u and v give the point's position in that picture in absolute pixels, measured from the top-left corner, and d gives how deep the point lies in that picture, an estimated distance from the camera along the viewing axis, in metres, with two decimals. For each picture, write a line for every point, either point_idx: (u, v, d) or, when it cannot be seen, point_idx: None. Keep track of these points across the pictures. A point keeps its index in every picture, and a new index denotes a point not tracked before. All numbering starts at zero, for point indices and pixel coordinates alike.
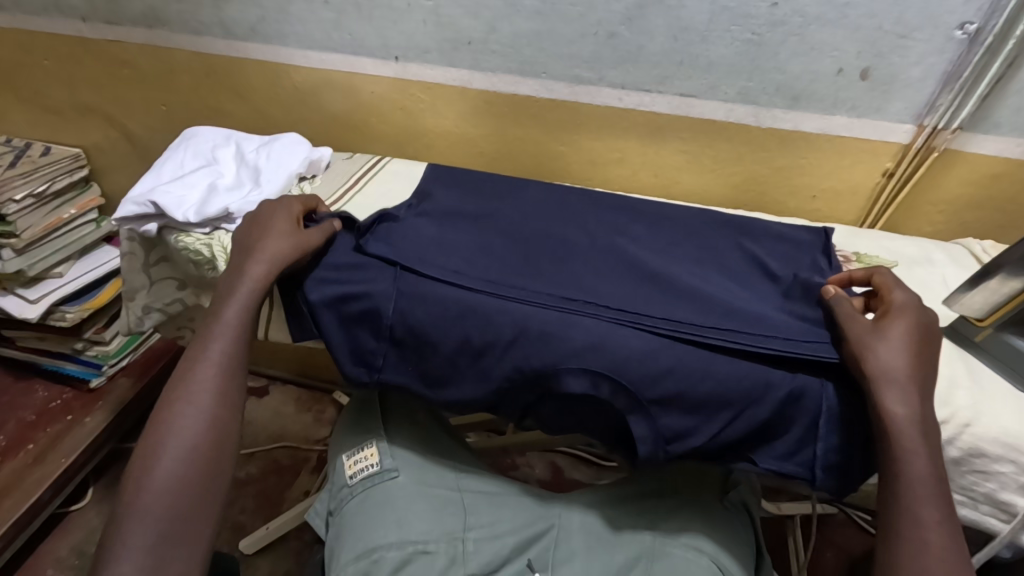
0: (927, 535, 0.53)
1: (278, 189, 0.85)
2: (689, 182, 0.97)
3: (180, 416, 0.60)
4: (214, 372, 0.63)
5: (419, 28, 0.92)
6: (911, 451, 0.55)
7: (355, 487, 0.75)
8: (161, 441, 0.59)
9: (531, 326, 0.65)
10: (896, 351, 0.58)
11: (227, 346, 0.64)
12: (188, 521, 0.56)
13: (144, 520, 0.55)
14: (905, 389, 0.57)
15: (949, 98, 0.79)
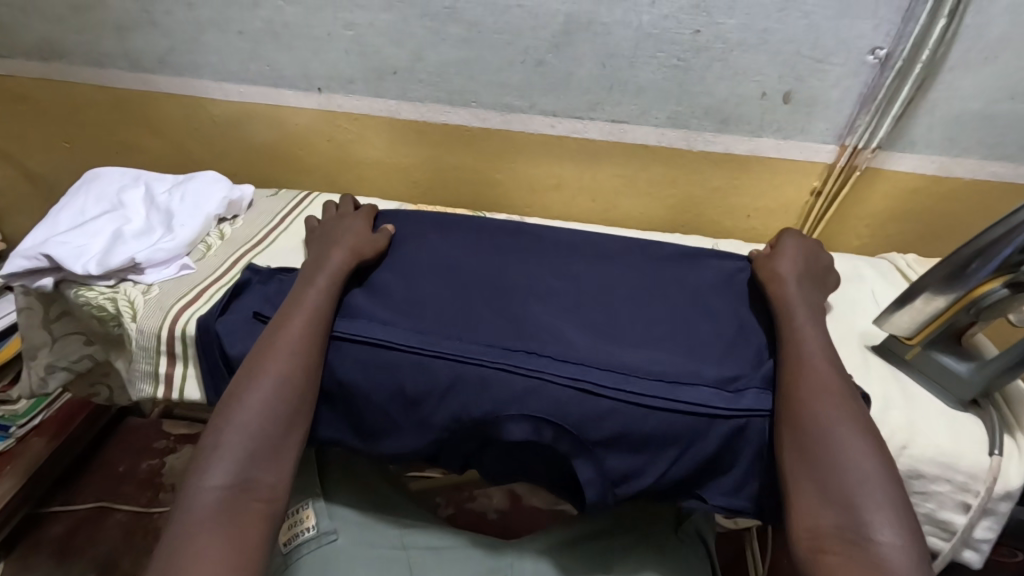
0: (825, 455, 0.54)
1: (194, 233, 0.79)
2: (627, 206, 0.97)
3: (275, 354, 0.62)
4: (306, 323, 0.64)
5: (341, 58, 0.88)
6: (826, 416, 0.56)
7: (290, 556, 0.68)
8: (263, 363, 0.61)
9: (467, 372, 0.63)
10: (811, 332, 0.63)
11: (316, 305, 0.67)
12: (271, 454, 0.58)
13: (237, 439, 0.57)
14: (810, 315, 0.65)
15: (867, 119, 0.82)
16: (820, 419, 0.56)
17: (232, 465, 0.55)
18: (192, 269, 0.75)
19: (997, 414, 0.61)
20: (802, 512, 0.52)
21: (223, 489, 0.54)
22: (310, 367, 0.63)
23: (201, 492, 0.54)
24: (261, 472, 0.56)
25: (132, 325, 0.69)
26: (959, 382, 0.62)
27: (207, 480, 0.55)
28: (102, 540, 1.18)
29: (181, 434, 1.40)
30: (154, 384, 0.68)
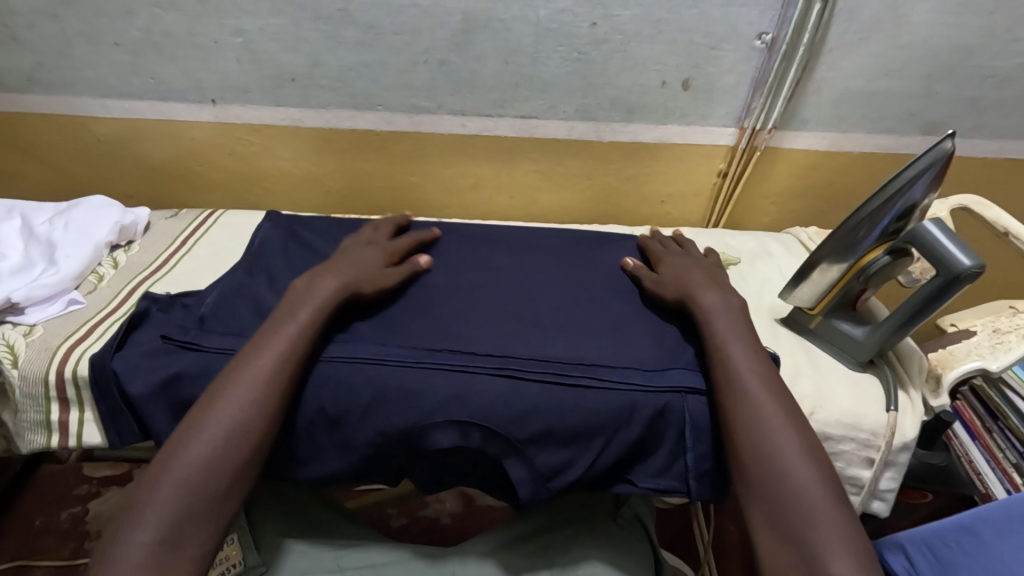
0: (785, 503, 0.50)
1: (81, 264, 0.73)
2: (546, 200, 0.97)
3: (232, 396, 0.54)
4: (275, 361, 0.57)
5: (234, 67, 0.83)
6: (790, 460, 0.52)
7: None
8: (213, 405, 0.54)
9: (388, 385, 0.61)
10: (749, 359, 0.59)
11: (293, 341, 0.59)
12: (207, 507, 0.50)
13: (169, 487, 0.50)
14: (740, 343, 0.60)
15: (762, 101, 0.85)
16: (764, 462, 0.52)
17: (160, 523, 0.48)
18: (82, 304, 0.70)
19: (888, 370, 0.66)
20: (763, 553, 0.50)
21: (151, 547, 0.47)
22: (267, 411, 0.55)
23: (124, 553, 0.46)
24: (195, 531, 0.49)
25: (13, 371, 0.62)
26: (855, 343, 0.66)
27: (132, 538, 0.47)
28: None
29: (105, 477, 1.30)
30: (46, 434, 0.63)
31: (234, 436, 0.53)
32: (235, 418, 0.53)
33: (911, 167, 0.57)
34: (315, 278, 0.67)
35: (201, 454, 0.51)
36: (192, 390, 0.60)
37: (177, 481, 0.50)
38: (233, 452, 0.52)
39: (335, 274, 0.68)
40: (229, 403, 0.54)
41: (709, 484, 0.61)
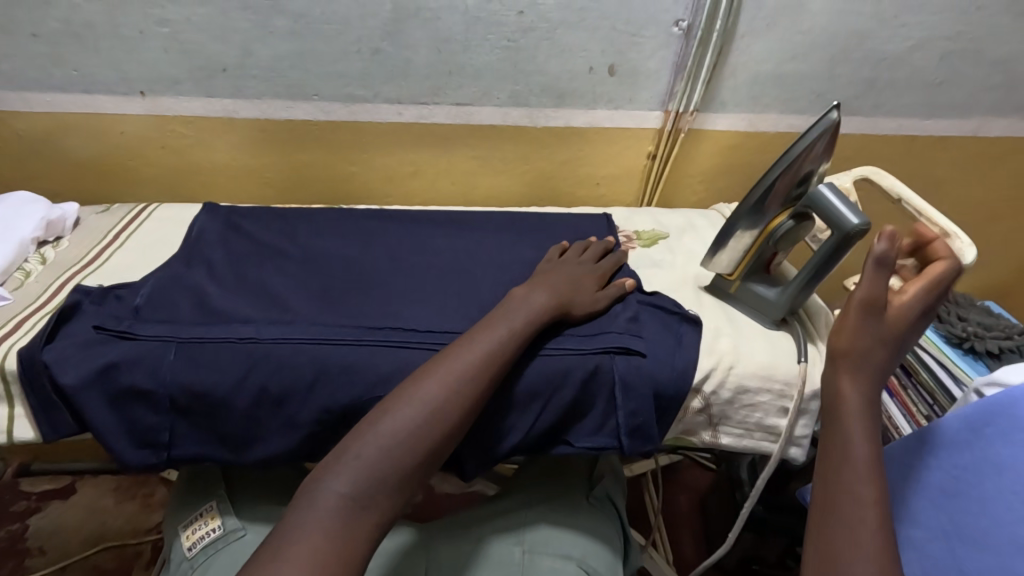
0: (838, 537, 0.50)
1: (4, 261, 0.71)
2: (485, 186, 1.00)
3: (432, 380, 0.55)
4: (482, 354, 0.58)
5: (161, 58, 0.82)
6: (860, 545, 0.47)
7: (193, 560, 0.66)
8: (418, 383, 0.55)
9: (329, 364, 0.63)
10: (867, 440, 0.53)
11: (501, 339, 0.60)
12: (392, 481, 0.50)
13: (367, 454, 0.50)
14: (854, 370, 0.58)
15: (683, 85, 0.91)
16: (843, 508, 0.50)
17: (355, 482, 0.49)
18: (8, 300, 0.69)
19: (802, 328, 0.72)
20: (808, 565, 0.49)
21: (347, 499, 0.48)
22: (462, 397, 0.55)
23: (322, 497, 0.48)
24: (378, 503, 0.49)
25: None
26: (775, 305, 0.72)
27: (329, 485, 0.49)
28: None
29: (45, 491, 1.30)
30: None
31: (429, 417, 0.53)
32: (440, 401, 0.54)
33: (805, 135, 0.63)
34: (532, 288, 0.68)
35: (393, 431, 0.52)
36: (130, 379, 0.60)
37: (378, 446, 0.51)
38: (423, 434, 0.52)
39: (549, 288, 0.69)
40: (426, 387, 0.54)
41: (641, 438, 0.65)
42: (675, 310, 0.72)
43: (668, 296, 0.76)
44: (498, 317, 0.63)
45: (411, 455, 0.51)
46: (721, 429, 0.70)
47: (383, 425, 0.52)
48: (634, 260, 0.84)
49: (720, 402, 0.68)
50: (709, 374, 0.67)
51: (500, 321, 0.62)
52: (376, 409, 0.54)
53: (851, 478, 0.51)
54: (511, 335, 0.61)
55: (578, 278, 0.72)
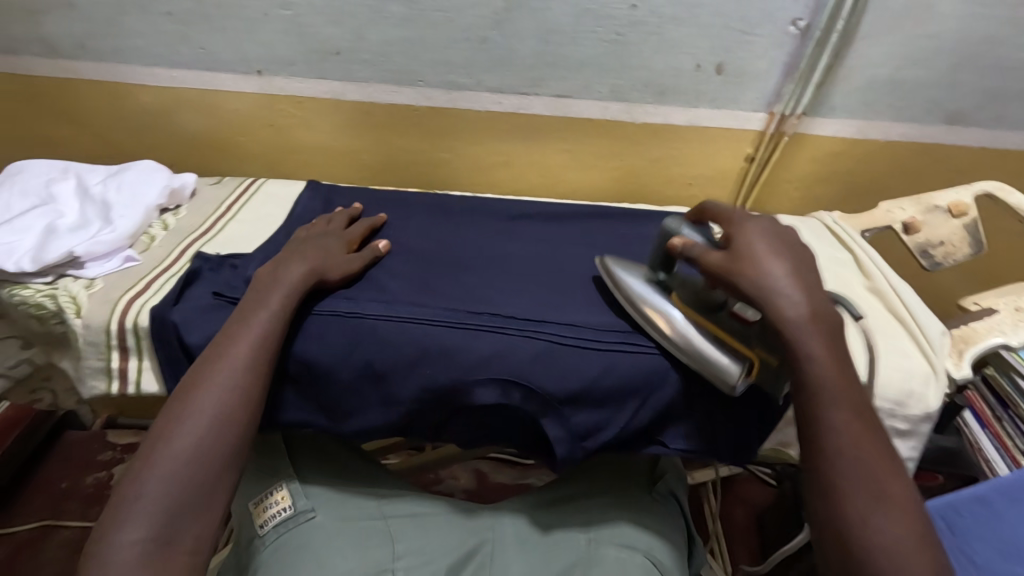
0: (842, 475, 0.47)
1: (135, 224, 0.76)
2: (574, 180, 1.00)
3: (197, 407, 0.54)
4: (240, 363, 0.57)
5: (280, 39, 0.86)
6: (897, 546, 0.44)
7: (266, 537, 0.66)
8: (182, 410, 0.54)
9: (432, 344, 0.64)
10: (848, 403, 0.50)
11: (258, 342, 0.58)
12: (197, 506, 0.50)
13: (157, 487, 0.49)
14: (786, 270, 0.54)
15: (792, 87, 0.88)
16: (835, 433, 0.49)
17: (157, 517, 0.48)
18: (137, 261, 0.73)
19: (749, 365, 0.59)
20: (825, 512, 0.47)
21: (145, 541, 0.47)
22: (230, 421, 0.54)
23: (116, 548, 0.46)
24: (187, 529, 0.49)
25: (77, 320, 0.66)
26: (716, 347, 0.60)
27: (122, 533, 0.47)
28: (51, 558, 1.20)
29: (128, 445, 1.43)
30: (107, 381, 0.66)
31: (217, 434, 0.53)
32: (232, 406, 0.55)
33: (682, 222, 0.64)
34: (281, 265, 0.66)
35: (184, 455, 0.51)
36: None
37: (165, 477, 0.50)
38: (206, 460, 0.52)
39: (302, 259, 0.67)
40: (200, 408, 0.54)
41: (732, 441, 0.65)
42: None
43: None
44: (259, 299, 0.62)
45: (198, 481, 0.51)
46: None
47: (163, 456, 0.51)
48: None
49: None
50: None
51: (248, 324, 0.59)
52: (150, 442, 0.52)
53: (846, 468, 0.47)
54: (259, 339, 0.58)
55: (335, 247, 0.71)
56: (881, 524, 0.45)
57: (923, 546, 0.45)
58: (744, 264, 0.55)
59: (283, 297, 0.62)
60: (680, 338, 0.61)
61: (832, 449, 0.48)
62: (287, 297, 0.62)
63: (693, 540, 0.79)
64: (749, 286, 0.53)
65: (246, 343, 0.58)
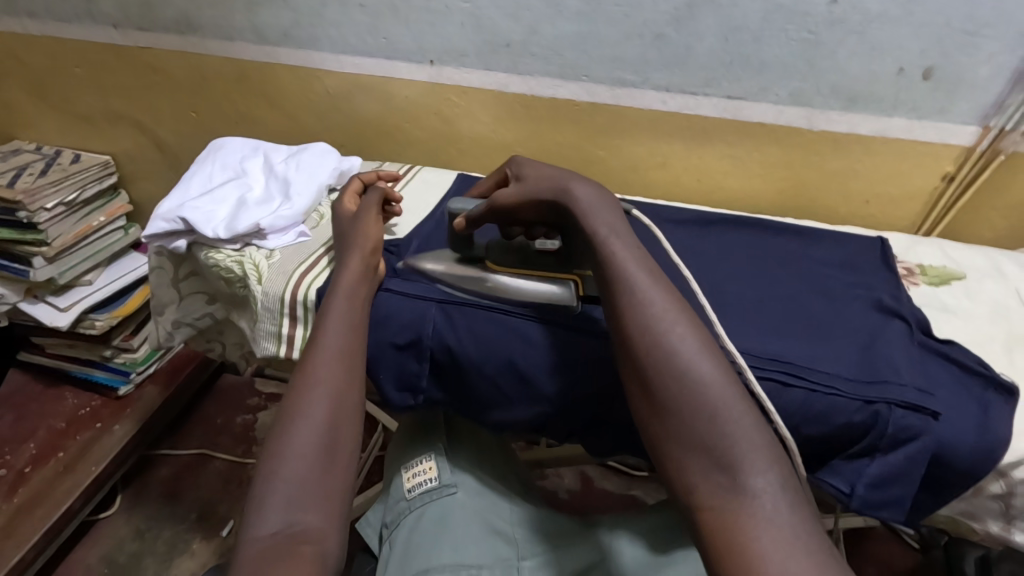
0: (667, 341, 0.49)
1: (309, 202, 0.83)
2: (733, 188, 0.93)
3: (308, 404, 0.56)
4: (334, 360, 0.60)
5: (457, 31, 0.90)
6: (715, 385, 0.47)
7: (412, 502, 0.69)
8: (293, 412, 0.56)
9: (577, 353, 0.63)
10: (632, 264, 0.54)
11: (341, 337, 0.62)
12: (314, 496, 0.51)
13: (280, 485, 0.50)
14: (579, 179, 0.61)
15: (1019, 98, 0.75)
16: (647, 306, 0.51)
17: (281, 509, 0.49)
18: (308, 237, 0.80)
19: (574, 284, 0.67)
20: (662, 378, 0.48)
21: (276, 535, 0.47)
22: (336, 413, 0.57)
23: (252, 544, 0.47)
24: (308, 514, 0.49)
25: (258, 287, 0.73)
26: (540, 280, 0.68)
27: (258, 530, 0.48)
28: (205, 484, 1.38)
29: (271, 393, 1.60)
30: (277, 344, 0.73)
31: (328, 426, 0.55)
32: (329, 410, 0.56)
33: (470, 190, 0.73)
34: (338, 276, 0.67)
35: (301, 450, 0.53)
36: (397, 333, 0.66)
37: (282, 475, 0.51)
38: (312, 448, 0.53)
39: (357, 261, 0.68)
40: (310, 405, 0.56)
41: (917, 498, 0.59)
42: (979, 369, 0.61)
43: (965, 349, 0.64)
44: (330, 305, 0.64)
45: (307, 470, 0.52)
46: (1017, 525, 0.59)
47: (280, 455, 0.52)
48: (918, 299, 0.72)
49: None
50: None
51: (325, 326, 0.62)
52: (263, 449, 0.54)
53: (670, 327, 0.49)
54: (343, 337, 0.62)
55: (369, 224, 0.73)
56: (697, 365, 0.47)
57: (731, 381, 0.47)
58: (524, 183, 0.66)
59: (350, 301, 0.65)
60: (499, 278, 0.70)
61: (631, 319, 0.51)
62: (351, 296, 0.65)
63: None
64: (546, 195, 0.62)
65: (337, 337, 0.61)
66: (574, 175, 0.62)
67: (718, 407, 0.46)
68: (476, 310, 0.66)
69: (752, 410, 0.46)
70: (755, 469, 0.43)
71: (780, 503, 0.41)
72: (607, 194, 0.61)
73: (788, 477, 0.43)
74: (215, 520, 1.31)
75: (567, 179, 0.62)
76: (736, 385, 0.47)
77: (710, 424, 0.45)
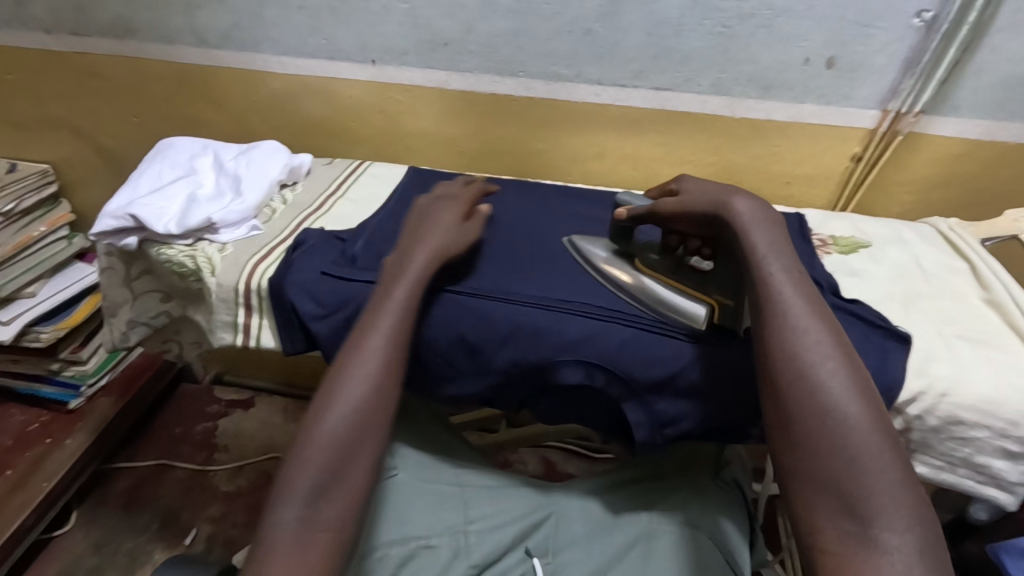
0: (823, 376, 0.51)
1: (260, 197, 0.85)
2: (667, 175, 0.99)
3: (345, 392, 0.57)
4: (383, 348, 0.60)
5: (396, 31, 0.93)
6: (856, 429, 0.48)
7: None
8: (331, 396, 0.57)
9: (523, 323, 0.66)
10: (792, 297, 0.55)
11: (395, 325, 0.61)
12: (338, 487, 0.54)
13: (309, 469, 0.54)
14: (748, 203, 0.62)
15: (911, 83, 0.83)
16: (804, 340, 0.53)
17: (303, 498, 0.52)
18: (260, 231, 0.81)
19: (711, 309, 0.65)
20: (806, 414, 0.50)
21: (300, 521, 0.51)
22: (376, 405, 0.58)
23: (278, 524, 0.51)
24: (325, 504, 0.53)
25: (212, 279, 0.74)
26: (683, 296, 0.67)
27: (282, 512, 0.52)
28: (166, 493, 1.36)
29: (232, 400, 1.59)
30: (233, 333, 0.74)
31: (356, 417, 0.57)
32: (371, 402, 0.58)
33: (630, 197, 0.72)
34: (399, 257, 0.67)
35: (325, 439, 0.55)
36: (351, 316, 0.69)
37: (312, 459, 0.54)
38: (343, 441, 0.55)
39: (427, 242, 0.68)
40: (347, 393, 0.57)
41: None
42: (880, 323, 0.67)
43: (868, 306, 0.71)
44: (387, 286, 0.64)
45: (335, 464, 0.54)
46: (916, 457, 0.64)
47: (311, 439, 0.55)
48: (830, 267, 0.79)
49: (922, 429, 0.63)
50: (915, 398, 0.62)
51: (378, 308, 0.62)
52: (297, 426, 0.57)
53: (823, 365, 0.51)
54: (396, 320, 0.61)
55: (445, 215, 0.73)
56: (846, 408, 0.49)
57: (878, 428, 0.49)
58: (689, 197, 0.66)
59: (412, 286, 0.64)
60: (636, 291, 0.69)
61: (781, 349, 0.53)
62: (412, 284, 0.64)
63: (756, 533, 0.78)
64: (707, 207, 0.64)
65: (390, 324, 0.61)
66: (732, 194, 0.63)
67: (857, 451, 0.47)
68: (427, 292, 0.69)
69: (895, 463, 0.47)
70: (889, 525, 0.44)
71: (910, 560, 0.43)
72: (777, 226, 0.61)
73: (925, 537, 0.44)
74: (177, 528, 1.30)
75: (733, 195, 0.63)
76: (884, 434, 0.49)
77: (848, 469, 0.47)
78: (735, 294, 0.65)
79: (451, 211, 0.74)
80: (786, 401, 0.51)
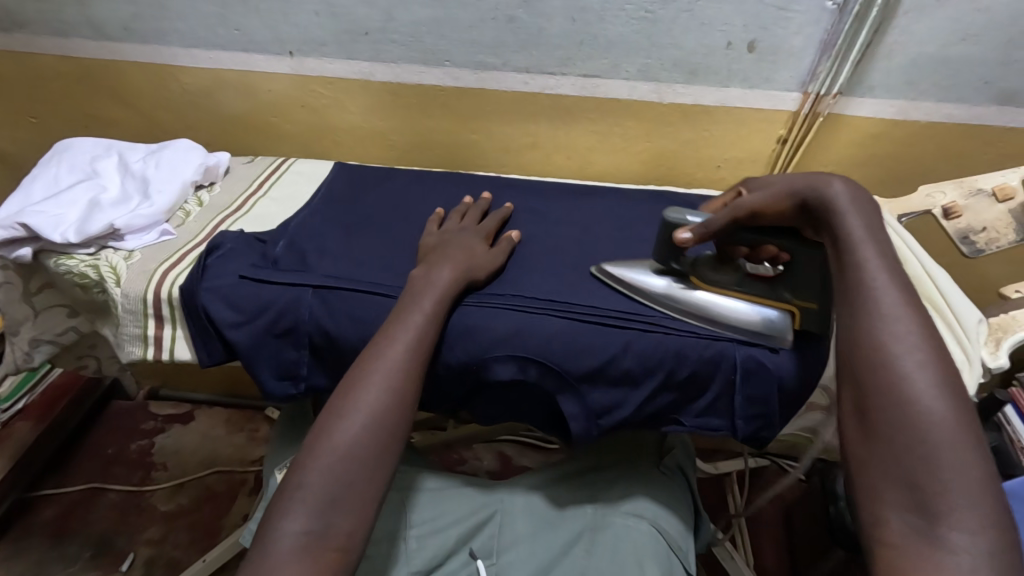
0: (909, 364, 0.46)
1: (171, 200, 0.79)
2: (601, 162, 0.98)
3: (363, 401, 0.55)
4: (404, 357, 0.58)
5: (313, 20, 0.88)
6: (940, 423, 0.43)
7: None
8: (347, 403, 0.55)
9: (455, 320, 0.64)
10: (887, 282, 0.50)
11: (422, 333, 0.59)
12: (345, 500, 0.51)
13: (321, 475, 0.51)
14: (848, 186, 0.57)
15: (828, 65, 0.85)
16: (897, 328, 0.48)
17: (308, 513, 0.49)
18: (173, 235, 0.76)
19: (791, 316, 0.61)
20: (885, 403, 0.45)
21: (303, 535, 0.48)
22: (394, 416, 0.56)
23: (278, 538, 0.48)
24: (339, 519, 0.50)
25: (116, 290, 0.69)
26: (748, 306, 0.62)
27: (284, 525, 0.48)
28: (97, 519, 1.28)
29: (168, 415, 1.50)
30: (143, 347, 0.69)
31: (376, 428, 0.54)
32: (387, 409, 0.55)
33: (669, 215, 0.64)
34: (430, 268, 0.65)
35: (344, 447, 0.53)
36: (271, 321, 0.65)
37: (323, 468, 0.51)
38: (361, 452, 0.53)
39: (447, 261, 0.65)
40: (368, 401, 0.55)
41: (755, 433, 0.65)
42: None
43: None
44: (411, 298, 0.62)
45: (350, 477, 0.52)
46: None
47: (331, 445, 0.53)
48: None
49: None
50: None
51: (409, 312, 0.60)
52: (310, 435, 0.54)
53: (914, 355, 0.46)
54: (423, 327, 0.60)
55: (469, 246, 0.68)
56: (931, 401, 0.44)
57: (963, 426, 0.43)
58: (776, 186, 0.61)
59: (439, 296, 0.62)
60: (680, 311, 0.63)
61: (865, 334, 0.48)
62: (443, 293, 0.62)
63: (700, 517, 0.79)
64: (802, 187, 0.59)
65: (413, 331, 0.59)
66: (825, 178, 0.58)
67: (935, 445, 0.42)
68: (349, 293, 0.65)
69: (979, 464, 0.42)
70: (959, 523, 0.39)
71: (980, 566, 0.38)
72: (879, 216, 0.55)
73: (1005, 544, 0.39)
74: (111, 554, 1.22)
75: (824, 178, 0.59)
76: (972, 433, 0.43)
77: (922, 463, 0.42)
78: (818, 298, 0.60)
79: (468, 244, 0.69)
80: (866, 386, 0.47)
